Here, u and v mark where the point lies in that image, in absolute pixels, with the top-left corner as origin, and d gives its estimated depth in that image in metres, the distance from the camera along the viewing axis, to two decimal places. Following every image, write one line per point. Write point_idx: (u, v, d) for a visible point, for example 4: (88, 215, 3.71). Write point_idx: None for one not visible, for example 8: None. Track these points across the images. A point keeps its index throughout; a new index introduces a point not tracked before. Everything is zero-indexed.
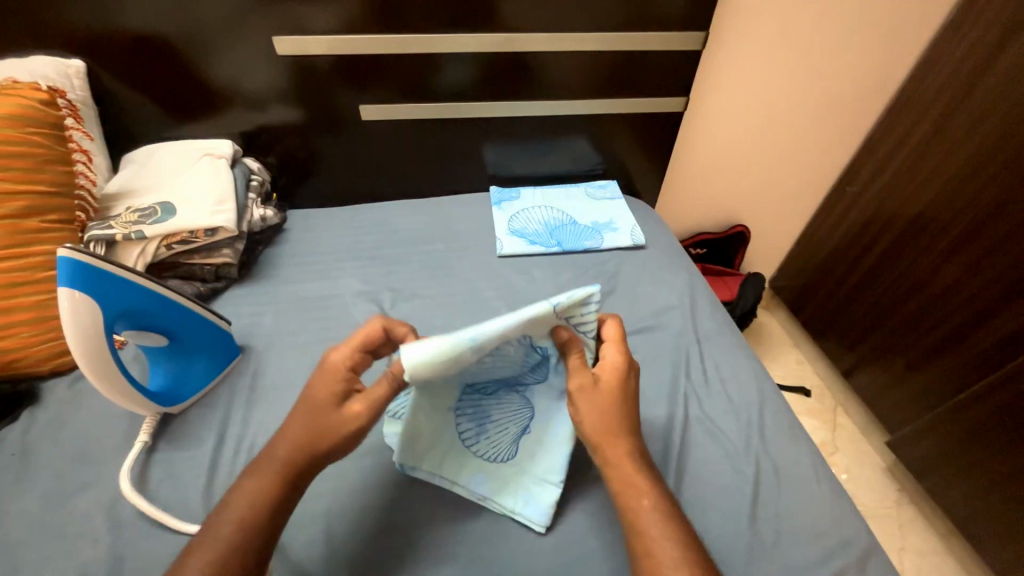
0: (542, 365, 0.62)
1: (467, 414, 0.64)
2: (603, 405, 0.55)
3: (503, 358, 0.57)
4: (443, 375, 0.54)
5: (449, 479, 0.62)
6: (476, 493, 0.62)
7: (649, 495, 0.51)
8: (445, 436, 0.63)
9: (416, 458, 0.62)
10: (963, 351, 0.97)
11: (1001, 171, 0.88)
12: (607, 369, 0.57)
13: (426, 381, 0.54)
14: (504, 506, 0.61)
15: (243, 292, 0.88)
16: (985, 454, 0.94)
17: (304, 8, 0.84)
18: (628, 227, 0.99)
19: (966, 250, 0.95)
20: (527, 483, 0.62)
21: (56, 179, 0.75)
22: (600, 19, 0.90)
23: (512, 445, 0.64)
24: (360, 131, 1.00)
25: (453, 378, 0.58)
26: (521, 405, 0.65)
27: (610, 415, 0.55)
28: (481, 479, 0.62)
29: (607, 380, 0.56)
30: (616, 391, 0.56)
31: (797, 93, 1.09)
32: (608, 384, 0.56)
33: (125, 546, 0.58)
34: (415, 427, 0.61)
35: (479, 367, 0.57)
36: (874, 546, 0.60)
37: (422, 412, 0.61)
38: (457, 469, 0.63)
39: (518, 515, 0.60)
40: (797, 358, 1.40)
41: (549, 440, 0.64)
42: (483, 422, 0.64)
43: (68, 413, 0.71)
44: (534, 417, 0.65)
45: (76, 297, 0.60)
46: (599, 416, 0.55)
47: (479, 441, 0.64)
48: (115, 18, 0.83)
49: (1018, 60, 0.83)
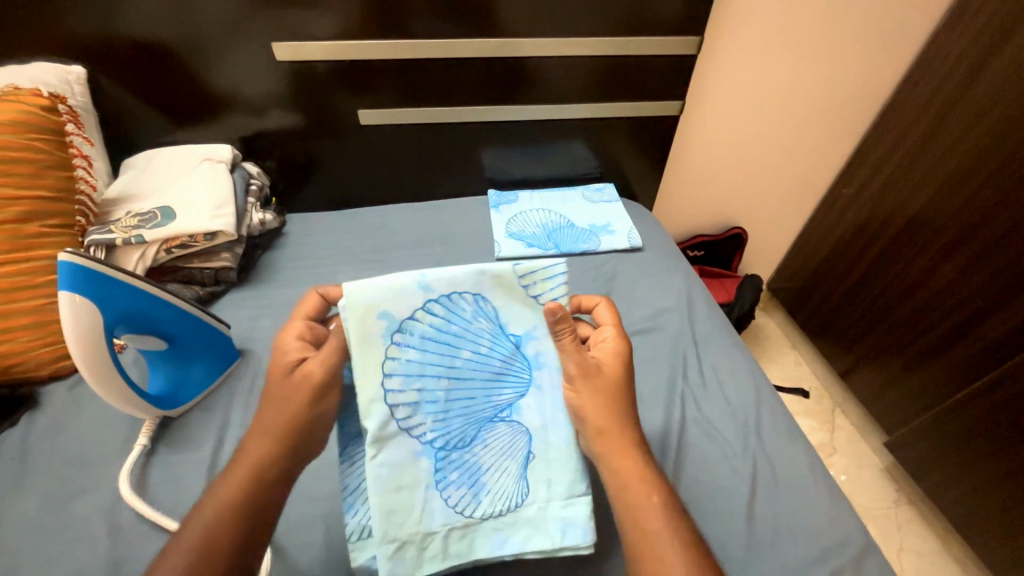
0: (513, 373, 0.60)
1: (453, 469, 0.57)
2: (607, 393, 0.56)
3: (459, 339, 0.59)
4: (392, 339, 0.56)
5: (466, 552, 0.55)
6: (506, 552, 0.55)
7: (657, 491, 0.52)
8: (439, 508, 0.55)
9: (417, 555, 0.54)
10: (958, 351, 0.98)
11: (995, 172, 0.89)
12: (608, 355, 0.58)
13: (374, 352, 0.55)
14: (543, 547, 0.56)
15: (243, 296, 0.88)
16: (983, 454, 0.94)
17: (304, 15, 0.85)
18: (625, 229, 0.99)
19: (962, 251, 0.96)
20: (554, 519, 0.56)
21: (57, 185, 0.76)
22: (596, 24, 0.91)
23: (517, 488, 0.57)
24: (359, 136, 1.01)
25: (415, 386, 0.56)
26: (509, 438, 0.59)
27: (615, 401, 0.56)
28: (503, 539, 0.56)
29: (608, 364, 0.57)
30: (620, 378, 0.57)
31: (792, 96, 1.11)
32: (610, 371, 0.57)
33: (124, 549, 0.59)
34: (398, 499, 0.54)
35: (435, 352, 0.58)
36: (872, 546, 0.60)
37: (399, 471, 0.54)
38: (472, 544, 0.55)
39: (560, 548, 0.56)
40: (795, 360, 1.40)
41: (553, 463, 0.58)
42: (475, 474, 0.57)
43: (68, 416, 0.71)
44: (529, 449, 0.59)
45: (77, 300, 0.60)
46: (604, 404, 0.55)
47: (479, 500, 0.56)
48: (116, 24, 0.84)
49: (1011, 62, 0.84)
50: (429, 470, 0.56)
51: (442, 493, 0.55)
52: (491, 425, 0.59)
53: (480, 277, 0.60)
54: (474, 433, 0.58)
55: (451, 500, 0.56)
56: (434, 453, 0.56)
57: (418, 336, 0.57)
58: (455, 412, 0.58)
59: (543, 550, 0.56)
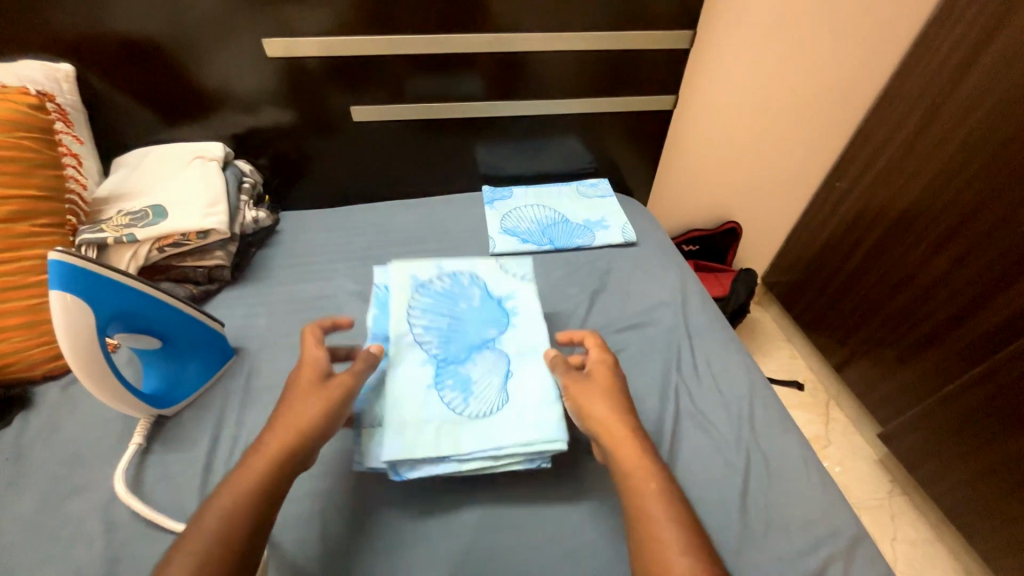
0: (497, 312, 0.76)
1: (448, 381, 0.68)
2: (605, 395, 0.60)
3: (459, 291, 0.78)
4: (415, 292, 0.76)
5: (454, 455, 0.61)
6: (487, 455, 0.61)
7: (656, 478, 0.53)
8: (433, 409, 0.64)
9: (410, 448, 0.61)
10: (951, 342, 0.99)
11: (987, 164, 0.89)
12: (599, 363, 0.64)
13: (399, 300, 0.75)
14: (517, 445, 0.61)
15: (236, 294, 0.88)
16: (974, 444, 0.95)
17: (294, 11, 0.84)
18: (619, 224, 0.99)
19: (955, 243, 0.96)
20: (527, 418, 0.63)
21: (45, 184, 0.75)
22: (587, 18, 0.90)
23: (499, 397, 0.66)
24: (352, 132, 1.01)
25: (421, 325, 0.73)
26: (492, 360, 0.70)
27: (611, 403, 0.59)
28: (483, 439, 0.62)
29: (599, 369, 0.63)
30: (611, 378, 0.62)
31: (785, 90, 1.11)
32: (600, 376, 0.62)
33: (120, 547, 0.59)
34: (399, 412, 0.63)
35: (442, 301, 0.76)
36: (863, 535, 0.61)
37: (404, 391, 0.66)
38: (457, 443, 0.62)
39: (534, 445, 0.61)
40: (790, 353, 1.42)
41: (527, 380, 0.68)
42: (465, 388, 0.67)
43: (62, 416, 0.71)
44: (508, 367, 0.69)
45: (68, 299, 0.60)
46: (602, 405, 0.59)
47: (467, 402, 0.65)
48: (103, 22, 0.83)
49: (1002, 55, 0.85)
50: (429, 377, 0.68)
51: (437, 398, 0.65)
52: (479, 349, 0.71)
53: (475, 267, 0.82)
54: (465, 354, 0.70)
55: (442, 402, 0.65)
56: (434, 365, 0.69)
57: (428, 288, 0.77)
58: (448, 339, 0.72)
59: (518, 448, 0.61)
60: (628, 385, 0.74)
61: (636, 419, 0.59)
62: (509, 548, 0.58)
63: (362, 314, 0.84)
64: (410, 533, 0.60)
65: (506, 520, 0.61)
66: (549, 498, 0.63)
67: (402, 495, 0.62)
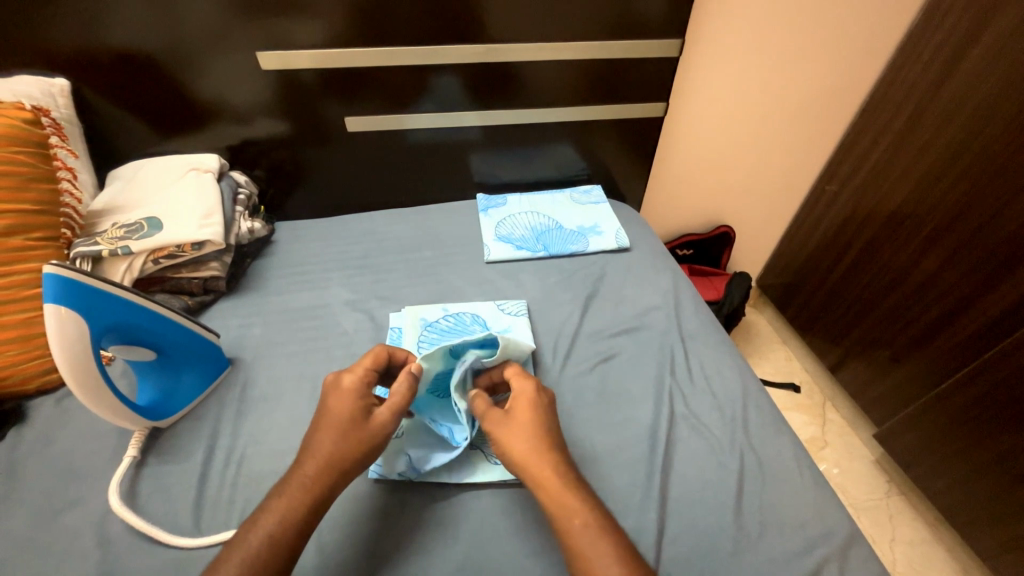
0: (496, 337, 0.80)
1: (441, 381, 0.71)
2: (529, 427, 0.58)
3: (464, 325, 0.81)
4: (423, 327, 0.80)
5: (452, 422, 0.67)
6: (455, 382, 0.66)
7: (580, 513, 0.51)
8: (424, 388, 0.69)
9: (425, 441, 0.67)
10: (943, 341, 1.00)
11: (970, 167, 0.91)
12: (519, 397, 0.61)
13: (411, 332, 0.79)
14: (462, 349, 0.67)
15: (232, 305, 0.88)
16: (968, 442, 0.96)
17: (290, 24, 0.85)
18: (612, 230, 1.00)
19: (943, 243, 0.98)
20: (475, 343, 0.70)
21: (41, 198, 0.75)
22: (579, 28, 0.92)
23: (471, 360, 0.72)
24: (347, 142, 1.02)
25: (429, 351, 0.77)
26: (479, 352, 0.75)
27: (536, 436, 0.57)
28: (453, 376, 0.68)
29: (520, 404, 0.60)
30: (532, 414, 0.59)
31: (774, 96, 1.12)
32: (521, 408, 0.60)
33: (115, 560, 0.58)
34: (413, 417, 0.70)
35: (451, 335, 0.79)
36: (856, 535, 0.61)
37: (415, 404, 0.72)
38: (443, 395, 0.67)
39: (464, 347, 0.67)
40: (785, 355, 1.43)
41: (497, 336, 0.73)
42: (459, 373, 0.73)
43: (56, 429, 0.71)
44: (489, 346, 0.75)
45: (62, 313, 0.60)
46: (529, 437, 0.57)
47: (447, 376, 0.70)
48: (100, 36, 0.84)
49: (983, 60, 0.87)
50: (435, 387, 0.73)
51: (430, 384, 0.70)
52: None
53: (475, 307, 0.85)
54: None
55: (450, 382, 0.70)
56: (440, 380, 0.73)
57: (434, 326, 0.81)
58: None
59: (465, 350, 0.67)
60: (623, 389, 0.75)
61: (561, 448, 0.58)
62: (505, 554, 0.58)
63: (358, 322, 0.84)
64: (406, 540, 0.60)
65: (502, 529, 0.60)
66: None
67: (400, 503, 0.63)
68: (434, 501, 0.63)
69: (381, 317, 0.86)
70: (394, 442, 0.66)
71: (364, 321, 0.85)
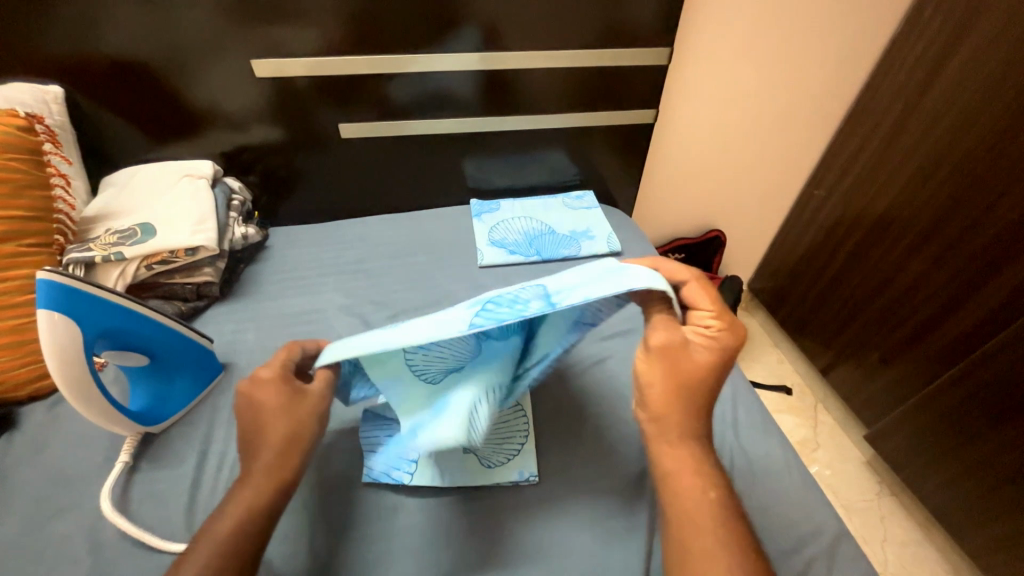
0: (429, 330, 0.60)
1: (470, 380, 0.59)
2: (714, 355, 0.52)
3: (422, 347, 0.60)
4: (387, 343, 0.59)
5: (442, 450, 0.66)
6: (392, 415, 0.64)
7: None
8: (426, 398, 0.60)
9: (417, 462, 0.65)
10: (932, 342, 1.01)
11: (953, 172, 0.94)
12: (704, 348, 0.52)
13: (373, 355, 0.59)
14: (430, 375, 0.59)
15: (224, 311, 0.88)
16: (956, 442, 0.98)
17: (282, 31, 0.86)
18: (604, 234, 1.02)
19: (929, 246, 1.00)
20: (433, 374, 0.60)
21: (33, 205, 0.76)
22: (569, 37, 0.93)
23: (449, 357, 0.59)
24: (340, 149, 1.03)
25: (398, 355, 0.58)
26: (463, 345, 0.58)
27: (714, 368, 0.52)
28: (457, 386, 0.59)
29: (701, 354, 0.52)
30: (712, 367, 0.52)
31: (762, 102, 1.15)
32: (704, 353, 0.52)
33: (106, 565, 0.58)
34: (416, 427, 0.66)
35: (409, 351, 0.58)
36: (845, 533, 0.62)
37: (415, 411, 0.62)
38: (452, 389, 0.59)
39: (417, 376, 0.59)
40: (777, 357, 1.44)
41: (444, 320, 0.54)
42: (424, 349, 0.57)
43: (47, 436, 0.70)
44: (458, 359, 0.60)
45: (55, 318, 0.60)
46: (704, 363, 0.51)
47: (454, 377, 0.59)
48: (94, 44, 0.84)
49: (962, 69, 0.90)
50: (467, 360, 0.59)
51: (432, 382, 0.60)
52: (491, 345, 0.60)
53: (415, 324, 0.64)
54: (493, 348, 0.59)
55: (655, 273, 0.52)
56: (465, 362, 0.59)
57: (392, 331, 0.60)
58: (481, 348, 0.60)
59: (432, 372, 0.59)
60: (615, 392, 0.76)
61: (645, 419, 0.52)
62: (498, 555, 0.59)
63: (351, 327, 0.85)
64: (400, 544, 0.60)
65: (494, 530, 0.61)
66: (538, 507, 0.63)
67: (393, 506, 0.63)
68: (427, 504, 0.63)
69: (374, 321, 0.86)
70: (387, 448, 0.66)
71: (358, 326, 0.85)
